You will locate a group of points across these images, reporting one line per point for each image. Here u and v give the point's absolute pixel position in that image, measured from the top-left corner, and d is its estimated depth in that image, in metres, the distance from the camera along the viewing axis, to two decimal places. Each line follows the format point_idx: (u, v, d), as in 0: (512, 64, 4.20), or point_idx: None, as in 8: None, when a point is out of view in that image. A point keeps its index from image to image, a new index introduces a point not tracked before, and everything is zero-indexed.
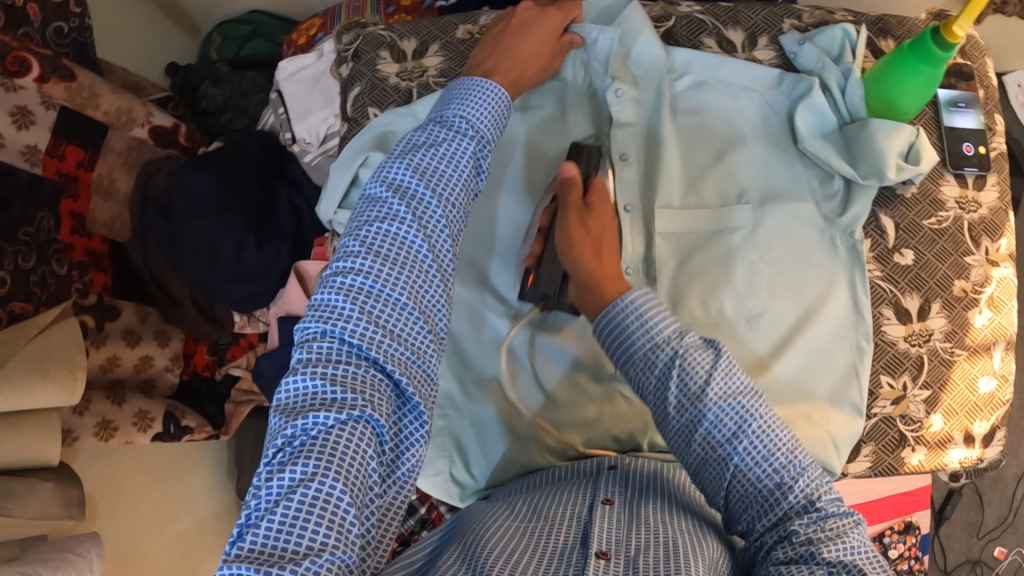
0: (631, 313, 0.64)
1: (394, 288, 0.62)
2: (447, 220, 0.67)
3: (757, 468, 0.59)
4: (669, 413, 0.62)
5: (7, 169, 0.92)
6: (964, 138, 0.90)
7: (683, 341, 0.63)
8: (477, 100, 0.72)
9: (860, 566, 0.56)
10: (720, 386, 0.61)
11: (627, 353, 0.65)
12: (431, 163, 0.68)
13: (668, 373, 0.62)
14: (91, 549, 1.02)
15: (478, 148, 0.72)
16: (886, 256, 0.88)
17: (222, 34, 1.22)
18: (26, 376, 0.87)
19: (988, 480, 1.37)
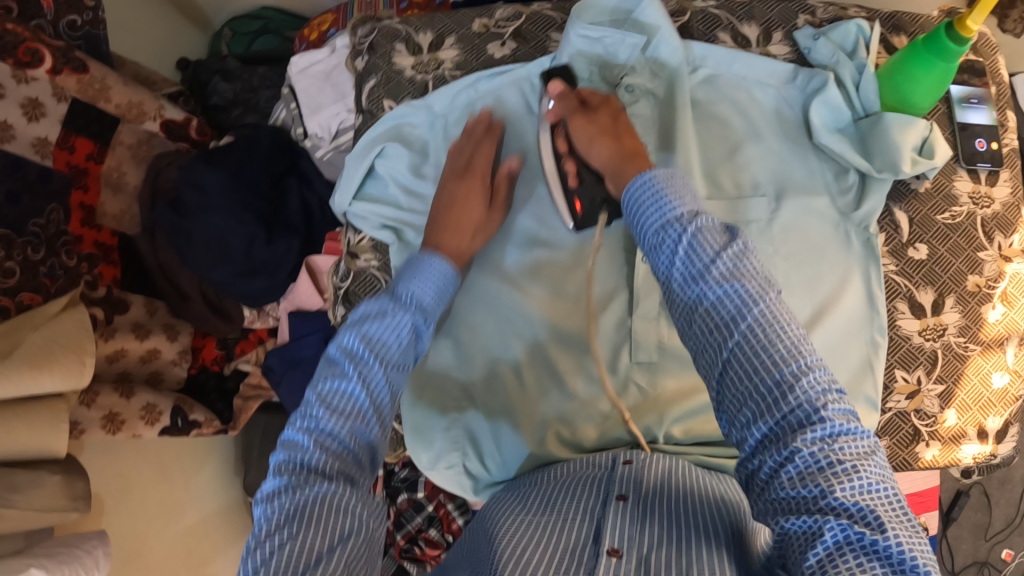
0: (650, 189, 0.64)
1: (344, 434, 0.66)
2: (390, 380, 0.70)
3: (757, 360, 0.54)
4: (675, 288, 0.60)
5: (18, 162, 0.92)
6: (976, 134, 0.90)
7: (697, 221, 0.60)
8: (422, 277, 0.76)
9: (874, 507, 0.49)
10: (726, 267, 0.57)
11: (646, 229, 0.64)
12: (380, 332, 0.71)
13: (677, 249, 0.60)
14: (98, 547, 1.01)
15: (419, 318, 0.74)
16: (900, 250, 0.88)
17: (232, 30, 1.19)
18: (33, 367, 0.86)
19: (996, 481, 1.35)
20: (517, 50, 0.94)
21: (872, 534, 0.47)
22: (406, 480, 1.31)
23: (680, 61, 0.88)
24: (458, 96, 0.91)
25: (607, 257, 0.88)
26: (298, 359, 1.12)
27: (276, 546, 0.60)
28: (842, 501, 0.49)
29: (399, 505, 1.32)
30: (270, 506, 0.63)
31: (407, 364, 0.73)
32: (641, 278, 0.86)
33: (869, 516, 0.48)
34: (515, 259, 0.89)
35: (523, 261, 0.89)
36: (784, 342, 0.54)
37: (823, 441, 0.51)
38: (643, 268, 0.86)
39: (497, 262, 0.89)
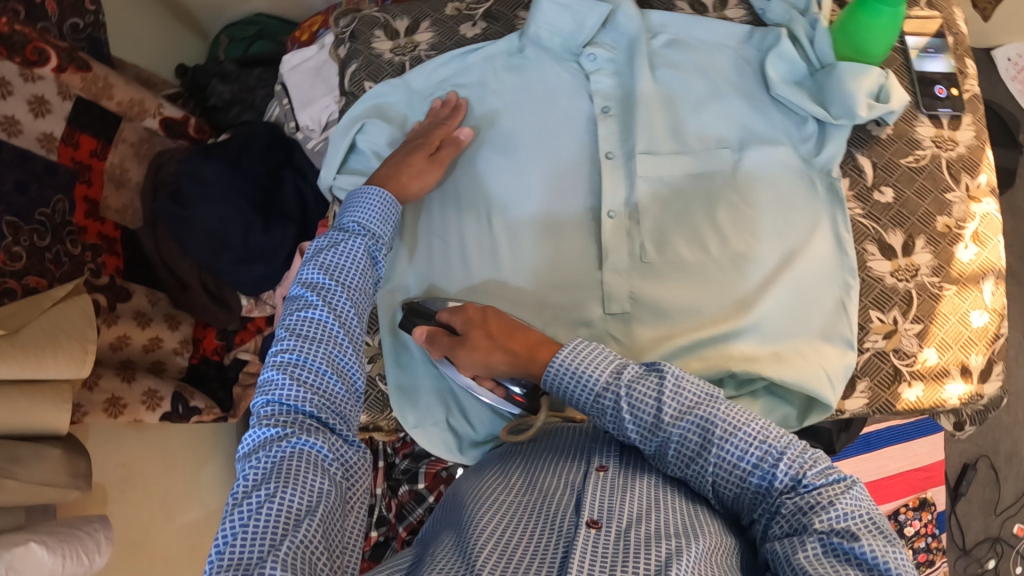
0: (567, 371, 0.67)
1: (316, 360, 0.71)
2: (353, 301, 0.76)
3: (737, 468, 0.60)
4: (639, 445, 0.65)
5: (25, 155, 0.97)
6: (935, 81, 0.93)
7: (623, 378, 0.65)
8: (368, 208, 0.81)
9: (855, 530, 0.55)
10: (677, 425, 0.62)
11: (583, 404, 0.67)
12: (334, 261, 0.77)
13: (620, 411, 0.64)
14: (98, 530, 1.02)
15: (369, 242, 0.80)
16: (866, 194, 0.90)
17: (229, 36, 1.28)
18: (40, 350, 0.90)
19: (1003, 456, 1.34)
20: (487, 29, 0.98)
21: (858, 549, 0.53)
22: (408, 471, 1.32)
23: (638, 27, 0.90)
24: (433, 72, 0.94)
25: (579, 216, 0.89)
26: None
27: (259, 499, 0.61)
28: (829, 532, 0.55)
29: (401, 497, 1.32)
30: (251, 460, 0.65)
31: (366, 288, 0.79)
32: (609, 232, 0.86)
33: (848, 532, 0.55)
34: (486, 223, 0.90)
35: (497, 222, 0.89)
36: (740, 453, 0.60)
37: (803, 494, 0.57)
38: (612, 223, 0.86)
39: (473, 225, 0.90)
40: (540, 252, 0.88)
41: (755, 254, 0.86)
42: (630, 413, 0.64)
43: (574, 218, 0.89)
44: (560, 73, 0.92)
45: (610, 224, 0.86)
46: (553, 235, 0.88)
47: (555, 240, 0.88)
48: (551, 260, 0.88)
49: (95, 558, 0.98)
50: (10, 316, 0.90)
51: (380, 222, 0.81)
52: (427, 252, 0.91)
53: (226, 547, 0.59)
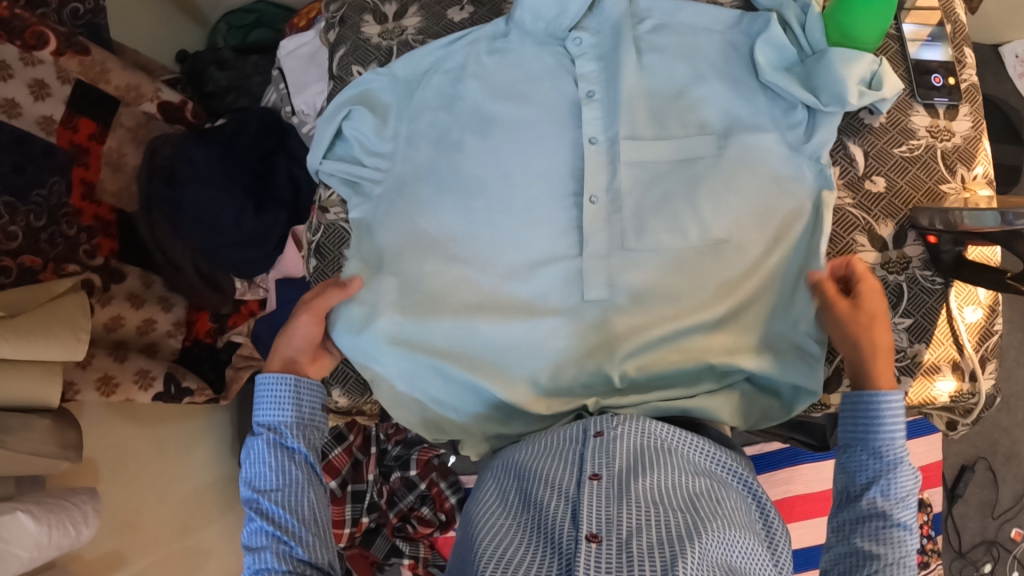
0: (875, 410, 0.74)
1: (270, 566, 0.74)
2: (277, 503, 0.76)
3: (896, 537, 0.70)
4: (857, 474, 0.75)
5: (24, 137, 0.99)
6: (932, 70, 0.91)
7: (906, 456, 0.72)
8: (263, 403, 0.80)
9: None
10: (878, 490, 0.72)
11: (861, 438, 0.75)
12: (254, 470, 0.79)
13: (872, 447, 0.74)
14: (86, 502, 1.00)
15: (276, 437, 0.79)
16: (857, 183, 0.88)
17: (227, 24, 1.31)
18: (33, 335, 0.89)
19: (1002, 457, 1.37)
20: (474, 13, 0.98)
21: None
22: (399, 458, 1.28)
23: (623, 12, 0.90)
24: (419, 60, 0.93)
25: (557, 198, 0.88)
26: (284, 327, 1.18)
27: None
28: None
29: (391, 484, 1.28)
30: None
31: (296, 482, 0.78)
32: (589, 219, 0.85)
33: None
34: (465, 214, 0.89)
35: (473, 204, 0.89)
36: (896, 555, 0.69)
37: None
38: (593, 210, 0.86)
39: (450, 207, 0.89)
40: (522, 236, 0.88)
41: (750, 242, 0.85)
42: (878, 463, 0.73)
43: (552, 205, 0.88)
44: (542, 55, 0.91)
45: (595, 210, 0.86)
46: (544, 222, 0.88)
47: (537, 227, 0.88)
48: (533, 249, 0.87)
49: (82, 529, 0.97)
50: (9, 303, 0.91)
51: (279, 411, 0.80)
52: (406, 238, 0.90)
53: None
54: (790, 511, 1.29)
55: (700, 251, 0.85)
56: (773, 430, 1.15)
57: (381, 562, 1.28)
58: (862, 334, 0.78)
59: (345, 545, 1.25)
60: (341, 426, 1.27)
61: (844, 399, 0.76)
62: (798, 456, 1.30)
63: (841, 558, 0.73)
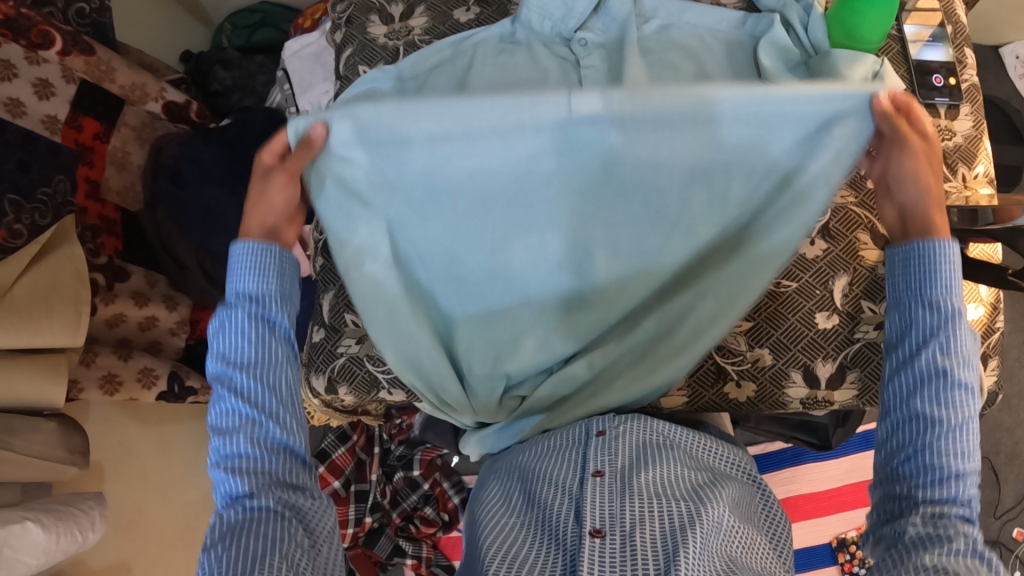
0: (929, 256, 0.65)
1: (240, 451, 0.65)
2: (257, 381, 0.67)
3: (954, 398, 0.62)
4: (909, 332, 0.66)
5: (29, 136, 0.99)
6: (933, 70, 0.92)
7: (959, 306, 0.64)
8: (240, 268, 0.69)
9: (967, 488, 0.60)
10: (937, 346, 0.63)
11: (912, 288, 0.66)
12: (228, 343, 0.68)
13: (925, 301, 0.65)
14: (94, 507, 1.01)
15: (256, 309, 0.68)
16: (859, 183, 0.89)
17: (232, 24, 1.31)
18: (34, 315, 0.90)
19: (1004, 457, 1.38)
20: (481, 14, 0.99)
21: (965, 512, 0.59)
22: (403, 458, 1.30)
23: (630, 11, 0.91)
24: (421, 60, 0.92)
25: None
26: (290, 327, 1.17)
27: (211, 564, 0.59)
28: (961, 485, 0.60)
29: (395, 483, 1.29)
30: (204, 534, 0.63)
31: (279, 360, 0.68)
32: None
33: (970, 502, 0.60)
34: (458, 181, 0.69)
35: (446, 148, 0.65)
36: (959, 419, 0.62)
37: (960, 463, 0.61)
38: None
39: (441, 187, 0.69)
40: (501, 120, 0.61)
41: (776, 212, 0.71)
42: (936, 317, 0.64)
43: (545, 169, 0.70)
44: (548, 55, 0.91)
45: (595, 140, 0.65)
46: (541, 141, 0.65)
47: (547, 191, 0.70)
48: (537, 224, 0.72)
49: (88, 535, 0.98)
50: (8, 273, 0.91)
51: (259, 281, 0.69)
52: (364, 143, 0.65)
53: None
54: (793, 511, 1.30)
55: (709, 230, 0.73)
56: (775, 429, 1.16)
57: (385, 562, 1.25)
58: (902, 150, 0.66)
59: (348, 544, 1.24)
60: (345, 425, 1.29)
61: (893, 251, 0.68)
62: (801, 455, 1.31)
63: (892, 433, 0.65)
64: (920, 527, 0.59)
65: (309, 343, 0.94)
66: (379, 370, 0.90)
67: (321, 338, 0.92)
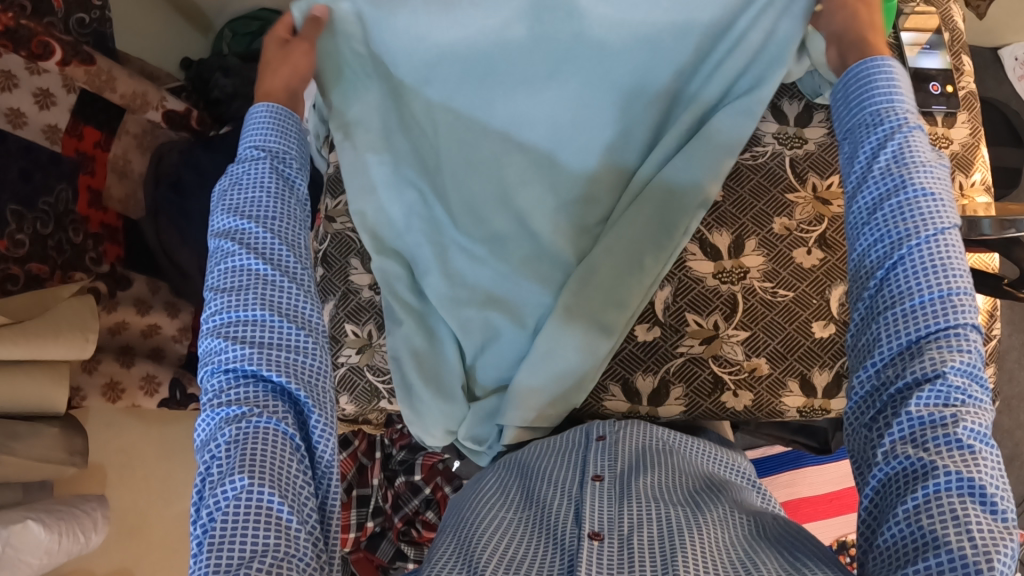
0: (873, 74, 0.65)
1: (249, 309, 0.65)
2: (272, 233, 0.69)
3: (926, 222, 0.58)
4: (868, 162, 0.63)
5: (30, 145, 1.00)
6: (930, 78, 0.92)
7: (908, 120, 0.63)
8: (257, 129, 0.75)
9: (953, 309, 0.55)
10: (889, 156, 0.61)
11: (861, 111, 0.65)
12: (243, 199, 0.70)
13: (875, 129, 0.64)
14: (96, 508, 1.02)
15: (275, 163, 0.74)
16: None
17: (232, 30, 1.31)
18: (41, 337, 0.90)
19: (1005, 458, 1.39)
20: None
21: (966, 359, 0.55)
22: (404, 462, 1.28)
23: None
24: None
25: None
26: None
27: (229, 494, 0.57)
28: (939, 304, 0.56)
29: (397, 488, 1.29)
30: (214, 411, 0.62)
31: (291, 217, 0.71)
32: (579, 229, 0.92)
33: (954, 320, 0.55)
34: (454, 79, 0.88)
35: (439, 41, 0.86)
36: (930, 228, 0.58)
37: (939, 283, 0.56)
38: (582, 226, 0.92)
39: (440, 77, 0.88)
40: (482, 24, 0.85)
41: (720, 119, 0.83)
42: (886, 129, 0.63)
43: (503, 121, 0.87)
44: None
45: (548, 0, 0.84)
46: (516, 24, 0.84)
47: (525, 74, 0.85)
48: (520, 90, 0.87)
49: (92, 536, 0.98)
50: (18, 307, 0.91)
51: (277, 138, 0.74)
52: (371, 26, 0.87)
53: (211, 495, 0.58)
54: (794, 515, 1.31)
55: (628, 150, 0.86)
56: (774, 434, 1.17)
57: (387, 566, 1.28)
58: (863, 7, 0.74)
59: (351, 549, 1.29)
60: (346, 431, 1.30)
61: (847, 72, 0.67)
62: (801, 459, 1.32)
63: (866, 260, 0.61)
64: (922, 400, 0.54)
65: None
66: (380, 379, 0.91)
67: None
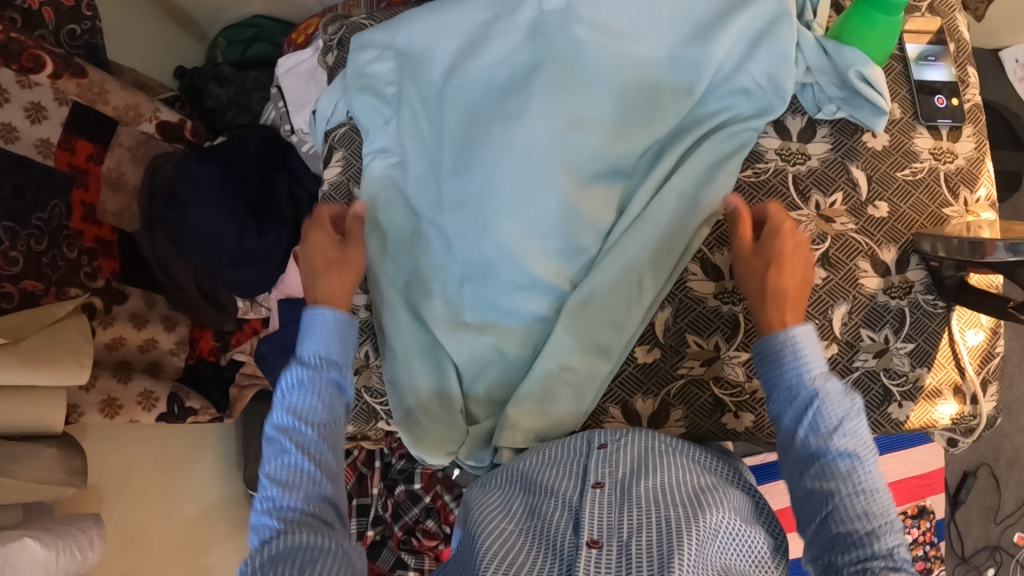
0: (787, 347, 0.70)
1: (296, 505, 0.67)
2: (327, 441, 0.71)
3: (849, 482, 0.64)
4: (795, 442, 0.69)
5: (22, 161, 0.98)
6: (936, 90, 0.91)
7: (826, 385, 0.68)
8: (314, 334, 0.76)
9: (890, 560, 0.61)
10: (810, 428, 0.67)
11: (780, 386, 0.70)
12: (304, 401, 0.73)
13: (804, 411, 0.68)
14: (92, 528, 1.01)
15: (333, 375, 0.75)
16: (859, 209, 0.87)
17: (226, 38, 1.29)
18: (36, 361, 0.89)
19: (1004, 463, 1.40)
20: None
21: (893, 563, 0.60)
22: (403, 471, 1.28)
23: None
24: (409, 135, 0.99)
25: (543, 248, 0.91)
26: (288, 347, 1.17)
27: None
28: (877, 553, 0.61)
29: (397, 496, 1.29)
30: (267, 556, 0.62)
31: (341, 434, 0.74)
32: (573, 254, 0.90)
33: (899, 565, 0.61)
34: (464, 98, 0.89)
35: (464, 70, 0.89)
36: (850, 488, 0.64)
37: (872, 535, 0.62)
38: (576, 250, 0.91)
39: (451, 101, 0.89)
40: (497, 50, 0.88)
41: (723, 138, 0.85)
42: (801, 397, 0.69)
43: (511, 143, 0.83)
44: None
45: (562, 24, 0.86)
46: (523, 49, 0.87)
47: (536, 89, 0.83)
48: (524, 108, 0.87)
49: (88, 554, 0.98)
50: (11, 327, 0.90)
51: (338, 349, 0.76)
52: (405, 66, 0.93)
53: None
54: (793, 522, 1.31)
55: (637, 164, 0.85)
56: None
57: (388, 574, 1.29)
58: (758, 293, 0.74)
59: None
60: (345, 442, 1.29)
61: (758, 342, 0.73)
62: None
63: (803, 518, 0.67)
64: None
65: None
66: (376, 400, 0.92)
67: None
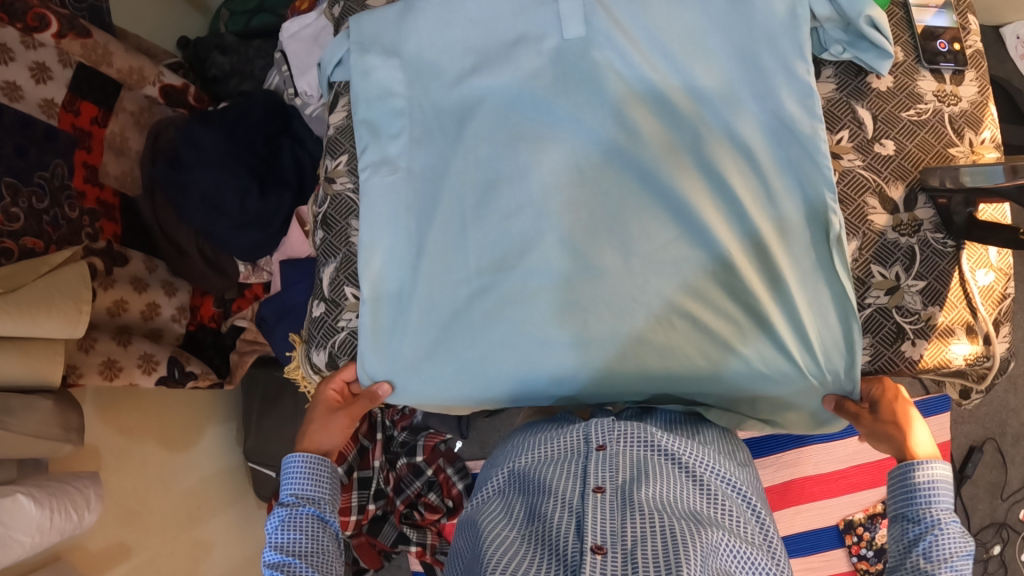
0: (923, 477, 0.76)
1: None
2: (314, 566, 0.79)
3: None
4: (907, 565, 0.75)
5: (26, 119, 0.97)
6: (937, 35, 0.92)
7: (945, 524, 0.74)
8: (293, 477, 0.86)
9: None
10: (921, 551, 0.74)
11: (903, 511, 0.78)
12: (289, 539, 0.81)
13: (918, 540, 0.75)
14: (89, 486, 0.97)
15: (311, 508, 0.84)
16: (866, 147, 0.88)
17: (229, 10, 1.32)
18: (32, 308, 0.86)
19: (1010, 438, 1.38)
20: None
21: None
22: (405, 444, 1.25)
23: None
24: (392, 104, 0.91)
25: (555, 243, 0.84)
26: (289, 309, 1.17)
27: None
28: None
29: (398, 471, 1.25)
30: None
31: (329, 559, 0.81)
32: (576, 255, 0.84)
33: None
34: (487, 115, 0.87)
35: (472, 84, 0.88)
36: None
37: None
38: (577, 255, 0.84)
39: (472, 110, 0.88)
40: (519, 68, 0.86)
41: (778, 185, 0.83)
42: (920, 526, 0.76)
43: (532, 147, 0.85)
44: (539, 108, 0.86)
45: None
46: (545, 73, 0.86)
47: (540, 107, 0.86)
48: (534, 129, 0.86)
49: (85, 514, 0.95)
50: (7, 277, 0.88)
51: (313, 488, 0.85)
52: (419, 65, 0.91)
53: None
54: (800, 493, 1.29)
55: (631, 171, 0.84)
56: None
57: (389, 550, 1.25)
58: (888, 440, 0.81)
59: (352, 533, 1.22)
60: None
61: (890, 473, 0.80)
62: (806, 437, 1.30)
63: None
64: None
65: (310, 318, 0.96)
66: None
67: (322, 312, 0.94)
